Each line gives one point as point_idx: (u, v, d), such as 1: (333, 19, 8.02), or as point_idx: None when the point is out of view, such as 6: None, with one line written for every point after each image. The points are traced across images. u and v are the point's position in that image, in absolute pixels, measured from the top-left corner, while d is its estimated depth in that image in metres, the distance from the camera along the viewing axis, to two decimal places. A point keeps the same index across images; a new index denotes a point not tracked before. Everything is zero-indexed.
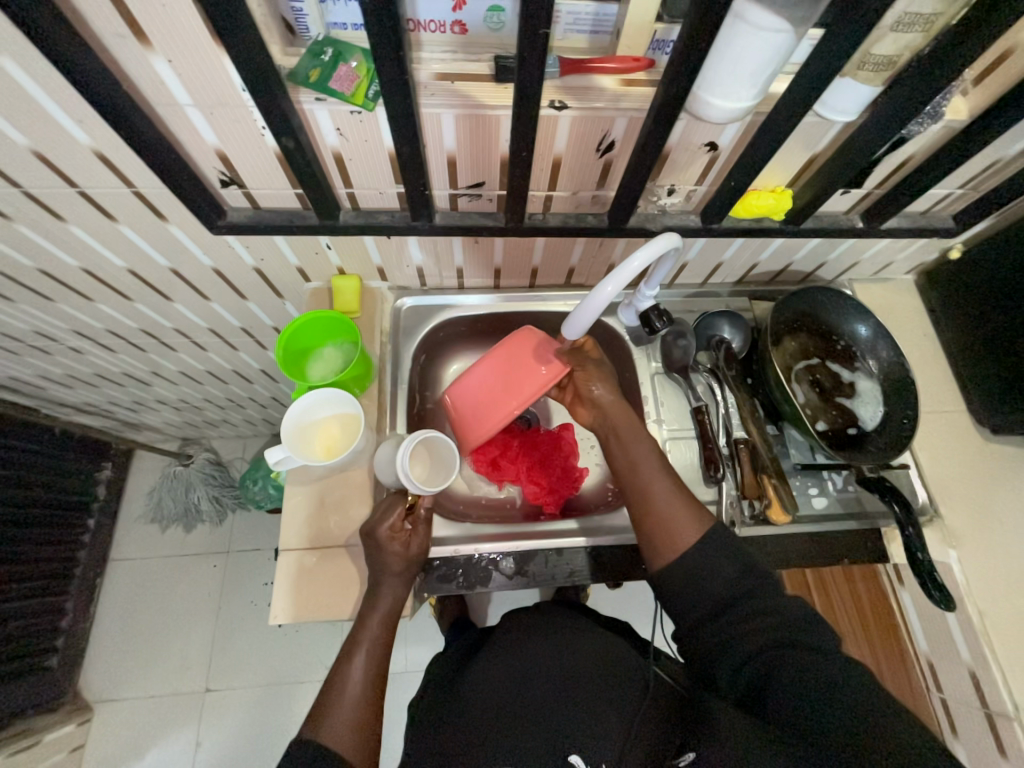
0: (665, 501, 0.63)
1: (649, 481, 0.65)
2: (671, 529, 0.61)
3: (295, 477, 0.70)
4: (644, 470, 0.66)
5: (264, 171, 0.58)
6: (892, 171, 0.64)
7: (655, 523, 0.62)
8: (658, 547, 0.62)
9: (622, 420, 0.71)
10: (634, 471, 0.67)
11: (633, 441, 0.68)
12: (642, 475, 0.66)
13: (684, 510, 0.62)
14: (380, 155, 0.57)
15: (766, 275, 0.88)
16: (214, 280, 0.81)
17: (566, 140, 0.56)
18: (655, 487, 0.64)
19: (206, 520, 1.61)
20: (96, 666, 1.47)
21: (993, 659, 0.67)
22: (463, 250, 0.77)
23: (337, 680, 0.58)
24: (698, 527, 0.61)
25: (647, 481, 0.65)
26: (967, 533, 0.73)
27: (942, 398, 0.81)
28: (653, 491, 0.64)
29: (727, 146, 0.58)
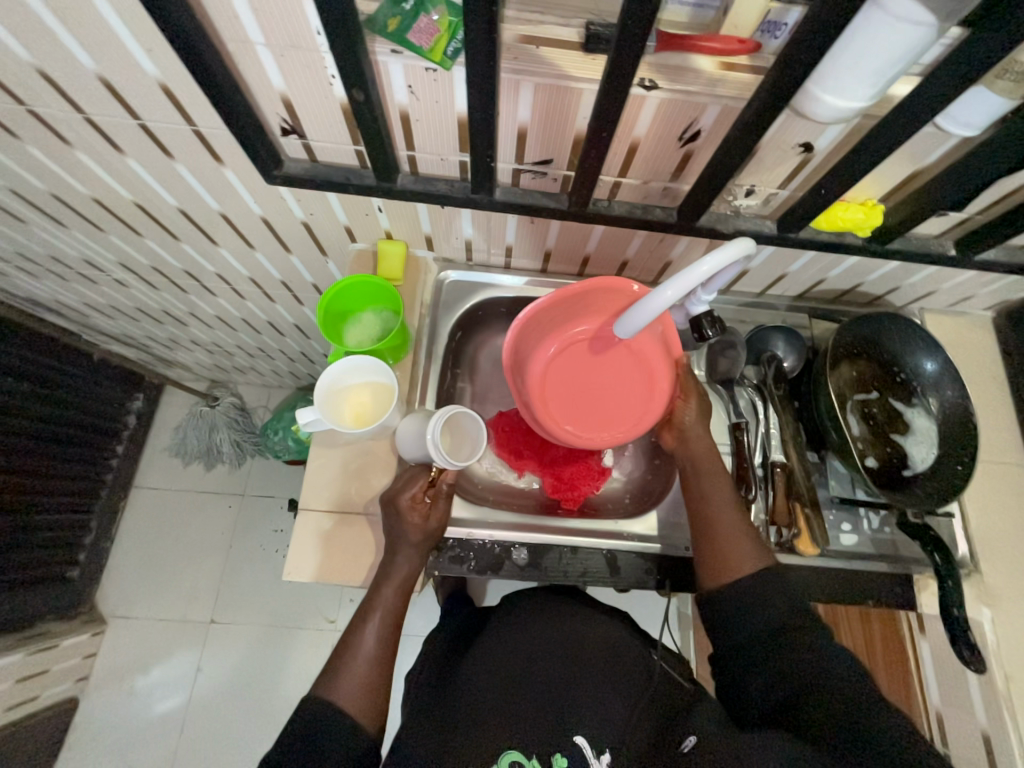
0: (729, 531, 0.64)
1: (717, 512, 0.66)
2: (735, 561, 0.62)
3: (321, 440, 0.70)
4: (714, 501, 0.67)
5: (327, 123, 0.56)
6: (1001, 197, 0.58)
7: (716, 550, 0.63)
8: (714, 573, 0.63)
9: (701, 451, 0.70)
10: (703, 500, 0.67)
11: (708, 468, 0.69)
12: (715, 511, 0.66)
13: (748, 543, 0.63)
14: (448, 118, 0.53)
15: (830, 293, 0.83)
16: (261, 231, 0.79)
17: (648, 124, 0.52)
18: (722, 517, 0.65)
19: (225, 462, 1.66)
20: (112, 584, 1.55)
21: (1011, 725, 0.64)
22: (516, 229, 0.73)
23: (351, 641, 0.57)
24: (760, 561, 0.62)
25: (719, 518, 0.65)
26: (1005, 593, 0.69)
27: (1002, 448, 0.76)
28: (720, 520, 0.65)
29: (823, 149, 0.53)
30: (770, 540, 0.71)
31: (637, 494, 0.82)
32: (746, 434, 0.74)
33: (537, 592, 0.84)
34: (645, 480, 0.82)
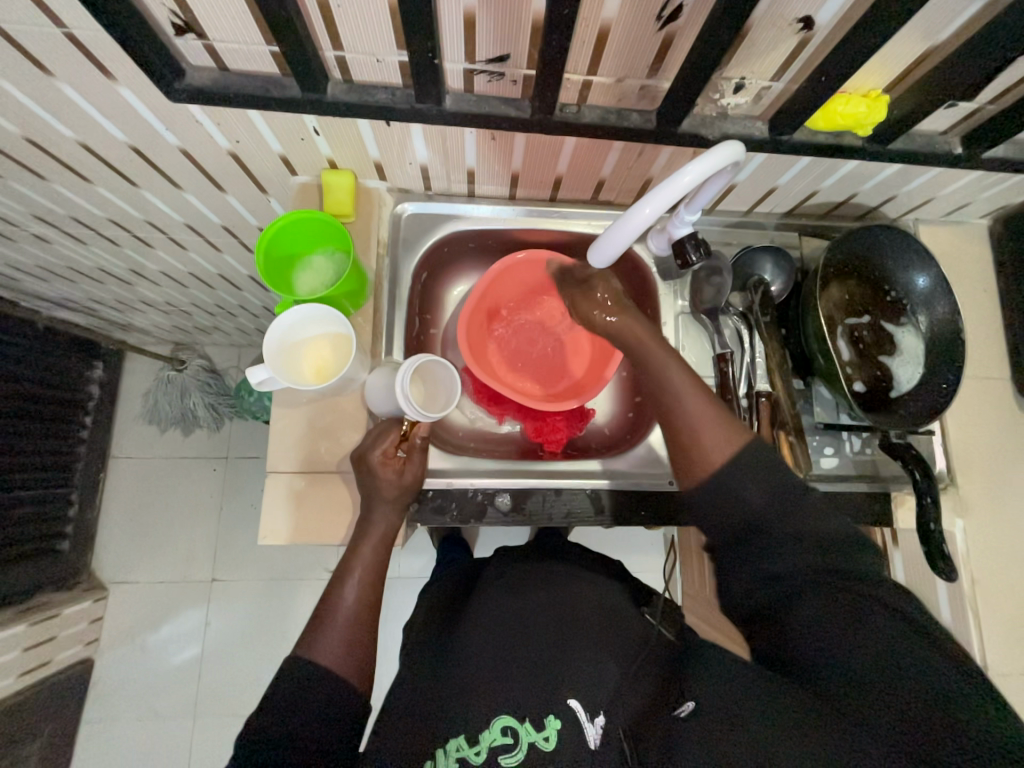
0: (690, 418, 0.59)
1: (674, 406, 0.60)
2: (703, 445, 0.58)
3: (283, 399, 0.65)
4: (669, 391, 0.61)
5: (227, 16, 0.45)
6: (1019, 79, 0.51)
7: (684, 447, 0.59)
8: (687, 466, 0.59)
9: (635, 346, 0.65)
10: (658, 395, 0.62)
11: (651, 359, 0.63)
12: (671, 391, 0.61)
13: (714, 423, 0.58)
14: (376, 2, 0.43)
15: (822, 207, 0.76)
16: (185, 166, 0.69)
17: (620, 0, 0.43)
18: (677, 402, 0.60)
19: (203, 426, 1.60)
20: (106, 552, 1.55)
21: (974, 623, 0.68)
22: (476, 148, 0.65)
23: (332, 601, 0.56)
24: (731, 438, 0.58)
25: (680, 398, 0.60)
26: (978, 503, 0.71)
27: (987, 363, 0.74)
28: (677, 406, 0.60)
29: (825, 25, 0.45)
30: None
31: (620, 432, 0.80)
32: (731, 364, 0.71)
33: (527, 563, 0.85)
34: (627, 418, 0.81)
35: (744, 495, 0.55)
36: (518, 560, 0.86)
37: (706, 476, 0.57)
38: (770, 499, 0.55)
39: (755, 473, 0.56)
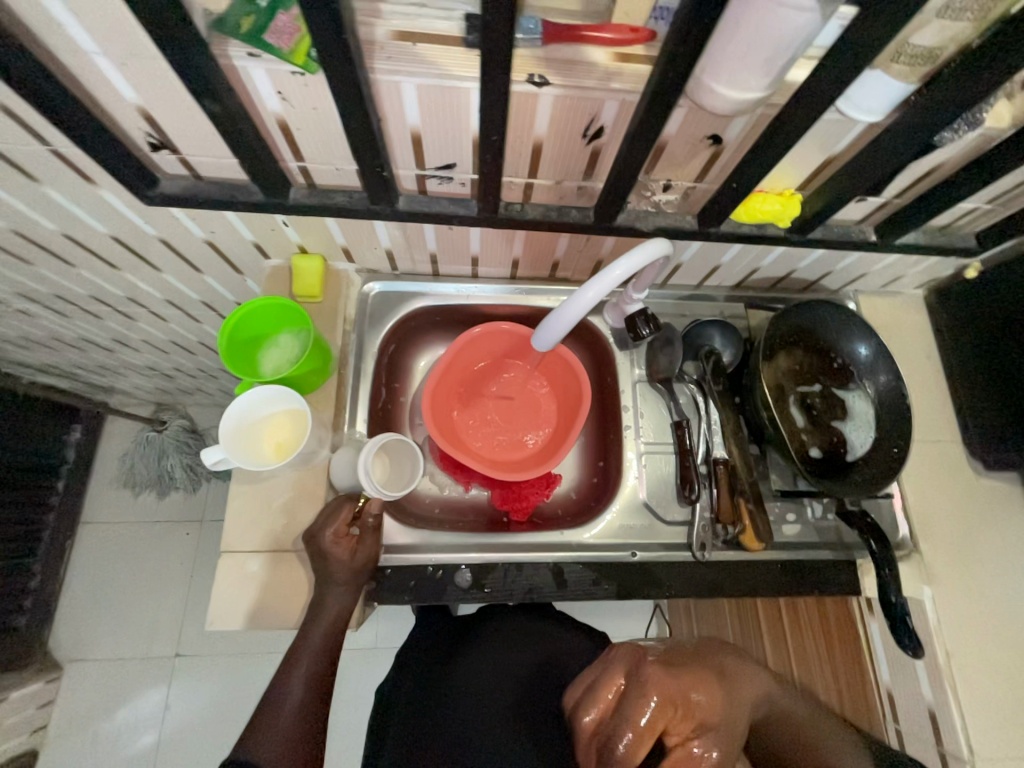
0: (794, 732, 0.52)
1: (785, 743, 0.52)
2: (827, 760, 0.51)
3: (241, 476, 0.65)
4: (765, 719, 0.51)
5: (199, 138, 0.50)
6: (917, 180, 0.57)
7: None
8: None
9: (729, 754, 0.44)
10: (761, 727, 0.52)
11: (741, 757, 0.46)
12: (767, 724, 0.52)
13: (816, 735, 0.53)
14: (331, 126, 0.49)
15: (767, 281, 0.82)
16: (163, 252, 0.73)
17: (548, 122, 0.49)
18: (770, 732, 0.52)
19: (179, 488, 1.58)
20: (65, 627, 1.47)
21: (954, 701, 0.65)
22: (436, 236, 0.70)
23: (277, 693, 0.54)
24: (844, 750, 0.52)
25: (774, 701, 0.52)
26: (944, 569, 0.70)
27: (937, 426, 0.76)
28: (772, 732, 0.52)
29: (733, 140, 0.51)
30: (716, 537, 0.71)
31: (586, 499, 0.80)
32: (688, 432, 0.73)
33: (516, 615, 0.89)
34: (592, 485, 0.81)
35: None
36: (504, 612, 0.89)
37: None
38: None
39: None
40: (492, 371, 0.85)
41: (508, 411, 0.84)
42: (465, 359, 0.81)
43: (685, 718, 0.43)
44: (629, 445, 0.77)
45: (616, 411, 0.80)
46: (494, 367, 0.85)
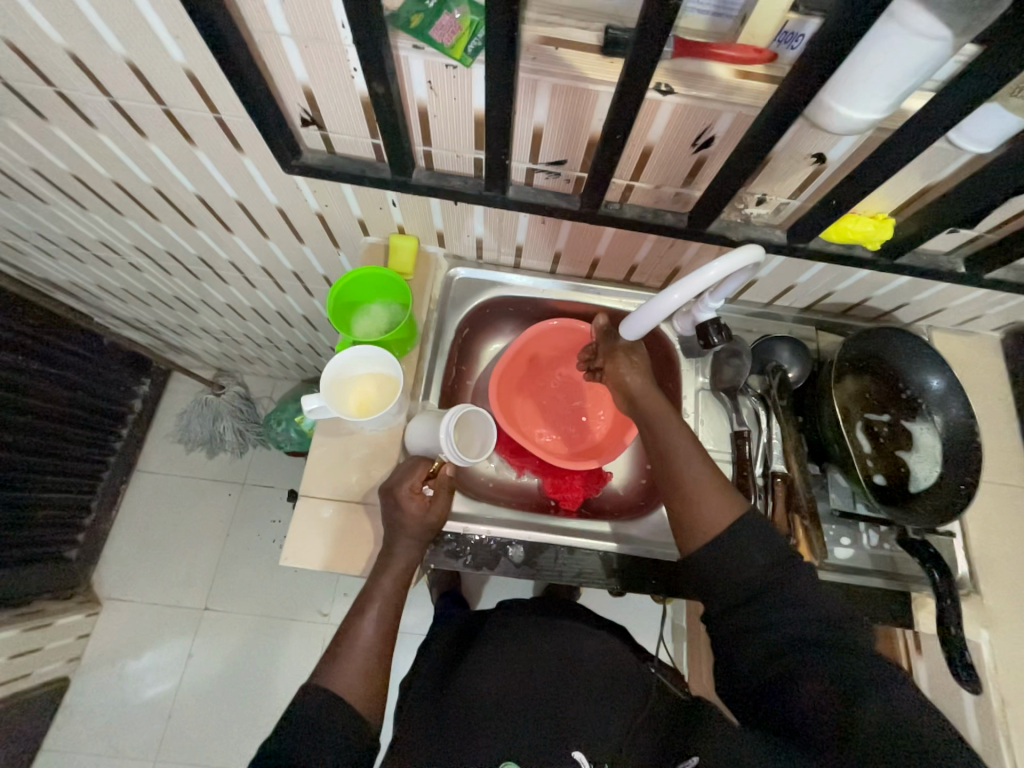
0: (695, 481, 0.63)
1: (680, 470, 0.64)
2: (704, 508, 0.62)
3: (325, 429, 0.70)
4: (678, 453, 0.65)
5: (346, 116, 0.57)
6: (1013, 216, 0.58)
7: (687, 512, 0.63)
8: (688, 529, 0.62)
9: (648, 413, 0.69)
10: (664, 459, 0.66)
11: (664, 428, 0.67)
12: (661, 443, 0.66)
13: (716, 492, 0.62)
14: (466, 116, 0.54)
15: (838, 307, 0.83)
16: (275, 220, 0.81)
17: (663, 129, 0.53)
18: (680, 460, 0.65)
19: (227, 450, 1.66)
20: (109, 566, 1.56)
21: (1006, 750, 0.63)
22: (527, 229, 0.74)
23: (348, 633, 0.58)
24: (728, 509, 0.62)
25: (682, 453, 0.65)
26: (1004, 615, 0.69)
27: (1007, 470, 0.75)
28: (680, 465, 0.64)
29: (836, 161, 0.54)
30: None
31: (634, 497, 0.82)
32: (748, 442, 0.74)
33: (533, 612, 0.90)
34: (642, 485, 0.83)
35: (743, 564, 0.59)
36: (523, 612, 0.90)
37: (707, 536, 0.61)
38: (766, 566, 0.58)
39: (754, 539, 0.60)
40: (554, 362, 0.88)
41: (566, 405, 0.88)
42: (531, 348, 0.84)
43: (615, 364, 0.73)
44: None
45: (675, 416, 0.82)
46: (558, 360, 0.88)
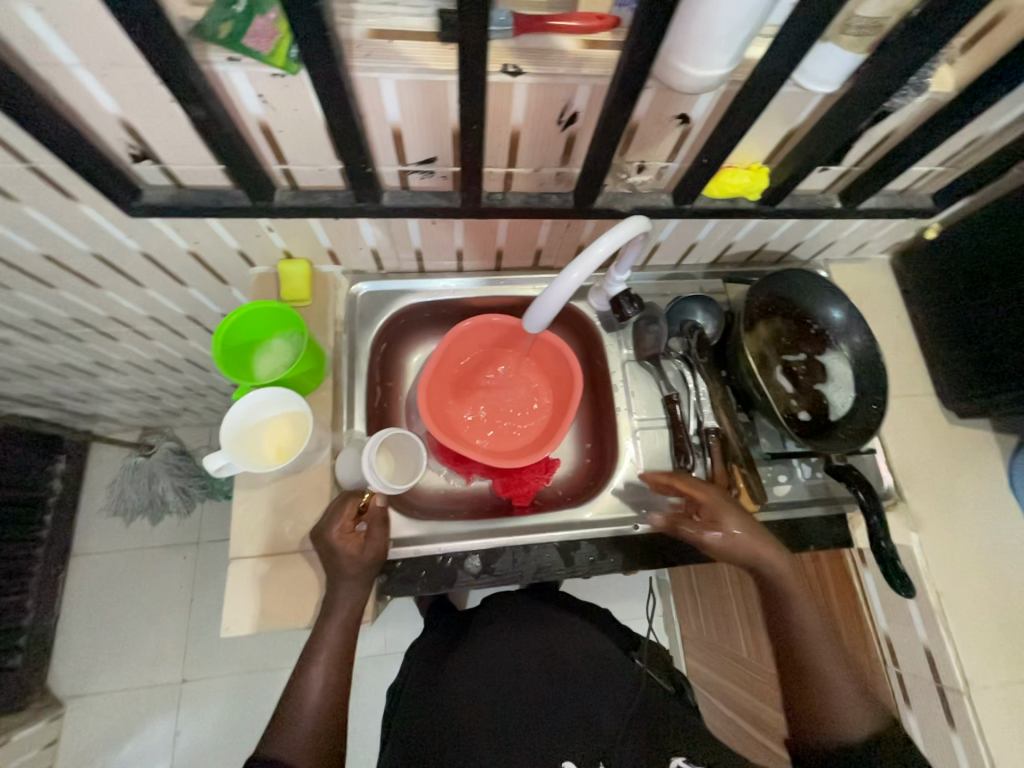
0: (827, 688, 0.60)
1: (810, 669, 0.61)
2: (842, 717, 0.59)
3: (244, 482, 0.66)
4: (813, 648, 0.62)
5: (181, 145, 0.51)
6: (873, 147, 0.60)
7: (809, 709, 0.60)
8: (810, 725, 0.60)
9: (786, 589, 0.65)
10: (798, 651, 0.63)
11: (799, 610, 0.64)
12: (789, 627, 0.64)
13: (856, 702, 0.59)
14: (312, 125, 0.50)
15: (742, 256, 0.85)
16: (146, 267, 0.73)
17: (524, 112, 0.51)
18: (812, 655, 0.62)
19: (173, 511, 1.54)
20: (64, 663, 1.43)
21: (949, 639, 0.68)
22: (420, 232, 0.71)
23: (296, 692, 0.56)
24: (869, 723, 0.58)
25: (815, 651, 0.62)
26: (929, 516, 0.74)
27: (911, 382, 0.81)
28: (813, 660, 0.62)
29: (700, 118, 0.53)
30: None
31: (584, 477, 0.83)
32: (679, 404, 0.76)
33: (521, 608, 0.88)
34: (588, 464, 0.84)
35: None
36: (510, 607, 0.88)
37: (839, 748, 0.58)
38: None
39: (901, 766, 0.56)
40: (484, 356, 0.86)
41: (501, 397, 0.86)
42: (457, 347, 0.81)
43: (711, 520, 0.67)
44: (623, 423, 0.80)
45: (608, 392, 0.82)
46: (487, 355, 0.86)
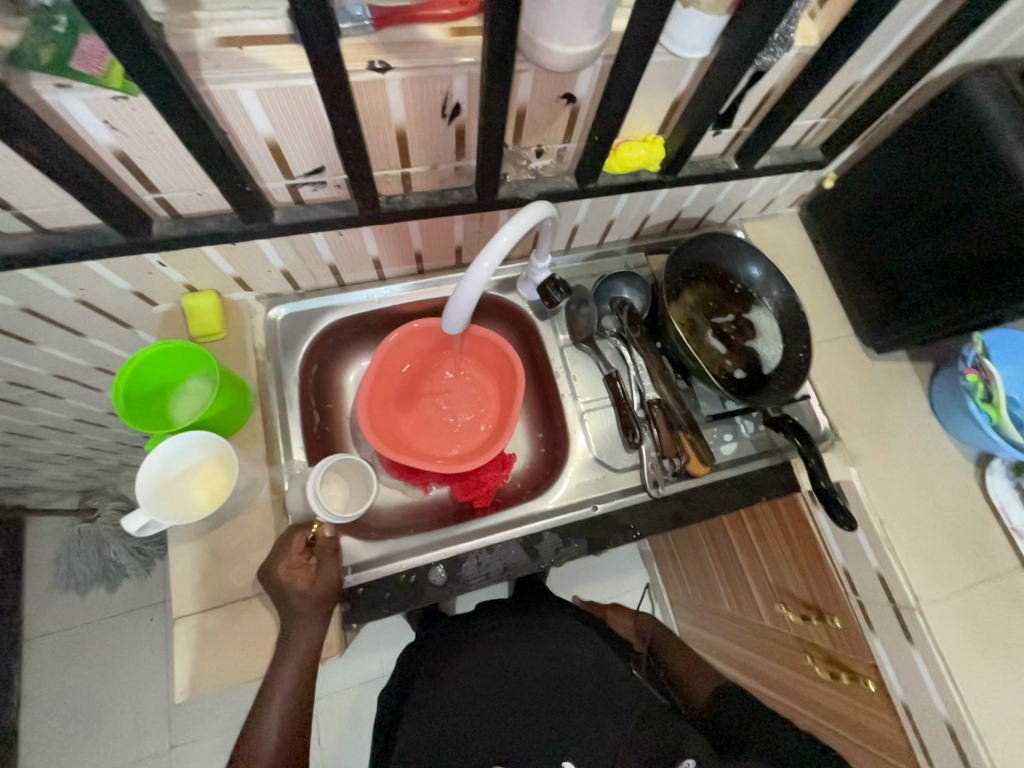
0: None
1: None
2: None
3: (178, 536, 0.62)
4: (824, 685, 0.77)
5: (29, 186, 0.46)
6: (759, 105, 0.62)
7: None
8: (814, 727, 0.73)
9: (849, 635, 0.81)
10: None
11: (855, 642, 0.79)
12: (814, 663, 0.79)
13: None
14: (176, 148, 0.46)
15: (660, 227, 0.86)
16: (32, 323, 0.66)
17: (403, 109, 0.49)
18: None
19: (130, 576, 1.43)
20: (33, 757, 1.30)
21: (896, 561, 0.73)
22: (330, 246, 0.68)
23: (253, 734, 0.55)
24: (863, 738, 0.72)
25: None
26: (864, 449, 0.78)
27: (832, 326, 0.84)
28: None
29: (586, 96, 0.53)
30: (666, 472, 0.75)
31: (541, 468, 0.82)
32: (620, 381, 0.77)
33: (512, 613, 0.87)
34: (543, 455, 0.83)
35: None
36: (500, 613, 0.87)
37: None
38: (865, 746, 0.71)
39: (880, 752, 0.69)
40: (425, 365, 0.84)
41: (449, 403, 0.84)
42: (393, 360, 0.79)
43: (817, 562, 0.84)
44: (569, 408, 0.80)
45: (551, 380, 0.82)
46: (428, 363, 0.83)
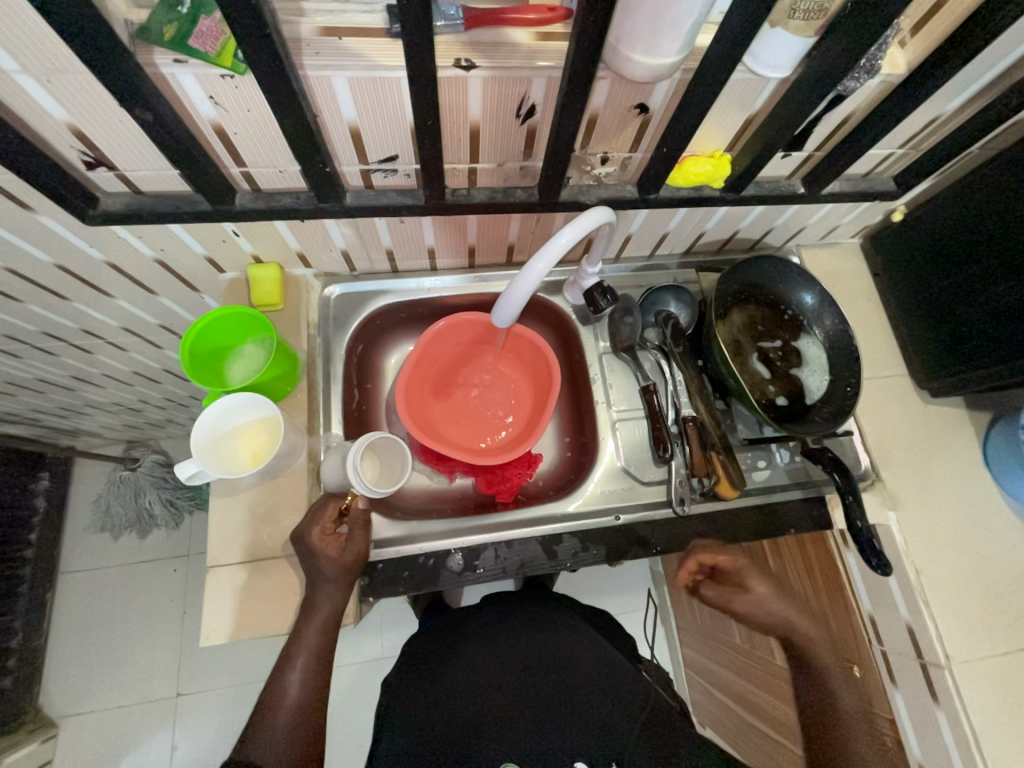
0: None
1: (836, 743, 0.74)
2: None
3: (221, 490, 0.65)
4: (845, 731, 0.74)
5: (135, 150, 0.50)
6: (834, 130, 0.61)
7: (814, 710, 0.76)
8: None
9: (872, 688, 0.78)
10: None
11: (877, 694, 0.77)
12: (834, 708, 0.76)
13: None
14: (268, 126, 0.49)
15: (714, 244, 0.86)
16: (113, 277, 0.71)
17: (481, 106, 0.51)
18: None
19: (161, 526, 1.50)
20: (56, 682, 1.39)
21: (929, 615, 0.69)
22: (391, 232, 0.70)
23: (275, 691, 0.58)
24: None
25: None
26: (906, 494, 0.75)
27: (884, 363, 0.82)
28: None
29: (659, 107, 0.54)
30: (693, 491, 0.74)
31: (566, 472, 0.83)
32: (656, 394, 0.77)
33: (522, 605, 0.87)
34: (570, 459, 0.83)
35: None
36: (508, 606, 0.88)
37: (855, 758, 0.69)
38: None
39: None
40: (465, 357, 0.85)
41: (484, 397, 0.86)
42: (436, 348, 0.81)
43: (844, 606, 0.81)
44: (602, 415, 0.80)
45: (587, 385, 0.82)
46: (469, 355, 0.85)
